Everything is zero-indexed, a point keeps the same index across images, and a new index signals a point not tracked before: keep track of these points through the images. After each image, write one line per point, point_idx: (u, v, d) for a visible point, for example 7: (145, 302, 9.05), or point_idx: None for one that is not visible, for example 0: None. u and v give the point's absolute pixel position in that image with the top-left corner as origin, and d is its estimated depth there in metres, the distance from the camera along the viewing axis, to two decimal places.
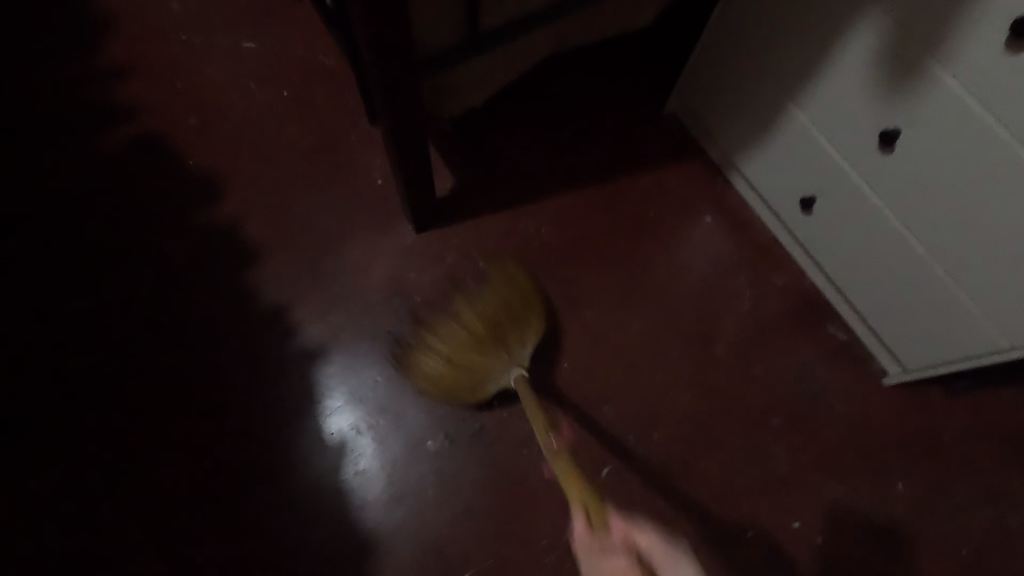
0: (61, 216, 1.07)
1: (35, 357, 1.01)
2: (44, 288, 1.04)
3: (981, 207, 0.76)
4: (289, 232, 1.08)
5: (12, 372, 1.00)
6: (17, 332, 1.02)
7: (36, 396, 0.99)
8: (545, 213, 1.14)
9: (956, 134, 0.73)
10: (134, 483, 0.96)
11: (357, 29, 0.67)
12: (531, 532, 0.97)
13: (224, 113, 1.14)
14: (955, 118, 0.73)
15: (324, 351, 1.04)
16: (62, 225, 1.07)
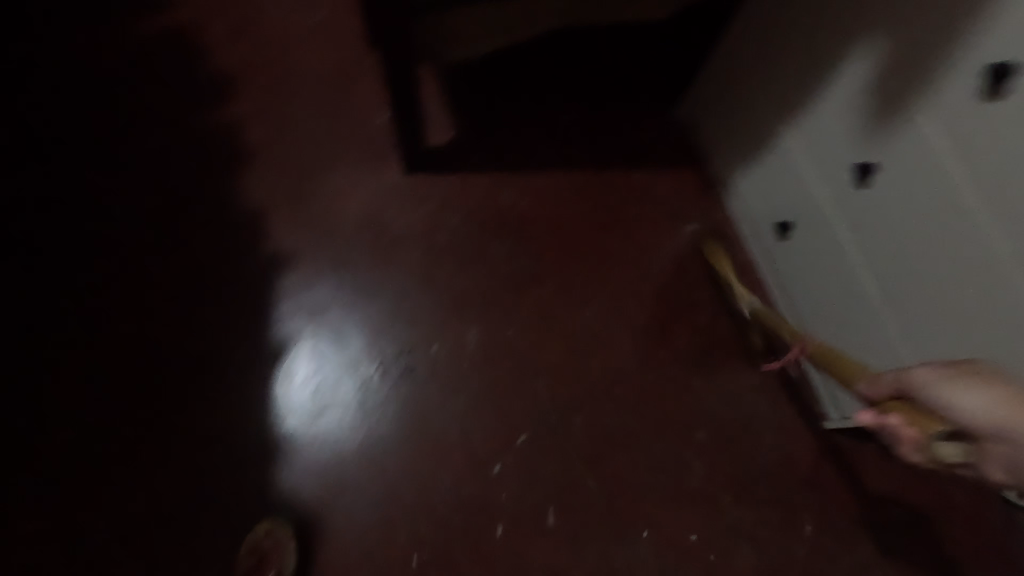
0: (82, 82, 1.14)
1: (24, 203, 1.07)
2: (48, 143, 1.10)
3: (933, 252, 0.76)
4: (284, 144, 1.12)
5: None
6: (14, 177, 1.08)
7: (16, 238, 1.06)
8: (532, 183, 1.15)
9: (919, 175, 0.74)
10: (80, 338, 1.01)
11: None
12: (436, 476, 0.99)
13: (254, 24, 1.19)
14: (921, 157, 0.74)
15: (289, 261, 1.07)
16: (80, 90, 1.13)
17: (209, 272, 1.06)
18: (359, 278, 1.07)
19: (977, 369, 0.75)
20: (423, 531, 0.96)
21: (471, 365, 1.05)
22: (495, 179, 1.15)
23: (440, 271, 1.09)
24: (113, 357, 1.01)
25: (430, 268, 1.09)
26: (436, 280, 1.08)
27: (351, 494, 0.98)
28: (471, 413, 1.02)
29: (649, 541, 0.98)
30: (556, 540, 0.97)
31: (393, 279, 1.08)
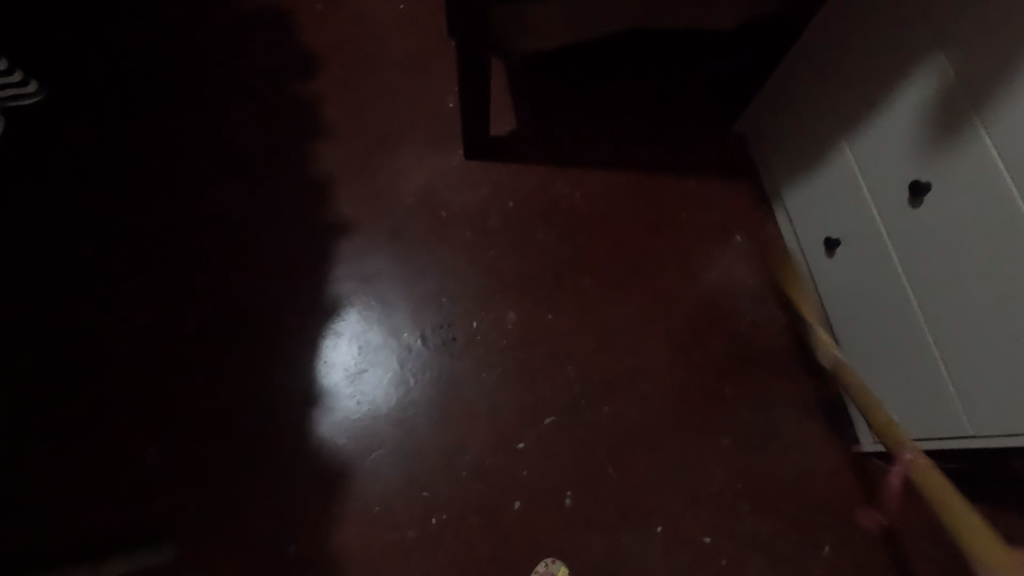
0: (182, 43, 1.24)
1: (110, 142, 1.14)
2: (141, 91, 1.19)
3: (979, 274, 0.76)
4: (358, 120, 1.20)
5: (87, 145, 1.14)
6: (104, 116, 1.16)
7: (94, 172, 1.12)
8: (584, 179, 1.19)
9: (971, 198, 0.75)
10: (140, 271, 1.06)
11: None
12: (461, 445, 1.02)
13: (344, 10, 1.29)
14: (974, 180, 0.74)
15: (348, 226, 1.13)
16: (179, 49, 1.23)
17: (273, 226, 1.11)
18: (412, 251, 1.13)
19: (1010, 397, 0.74)
20: (445, 496, 0.99)
21: (507, 344, 1.09)
22: (551, 171, 1.19)
23: (487, 252, 1.14)
24: (170, 292, 1.06)
25: (479, 248, 1.14)
26: (483, 261, 1.13)
27: (381, 454, 1.01)
28: (501, 390, 1.06)
29: (662, 537, 0.99)
30: (570, 523, 0.99)
31: (443, 255, 1.13)
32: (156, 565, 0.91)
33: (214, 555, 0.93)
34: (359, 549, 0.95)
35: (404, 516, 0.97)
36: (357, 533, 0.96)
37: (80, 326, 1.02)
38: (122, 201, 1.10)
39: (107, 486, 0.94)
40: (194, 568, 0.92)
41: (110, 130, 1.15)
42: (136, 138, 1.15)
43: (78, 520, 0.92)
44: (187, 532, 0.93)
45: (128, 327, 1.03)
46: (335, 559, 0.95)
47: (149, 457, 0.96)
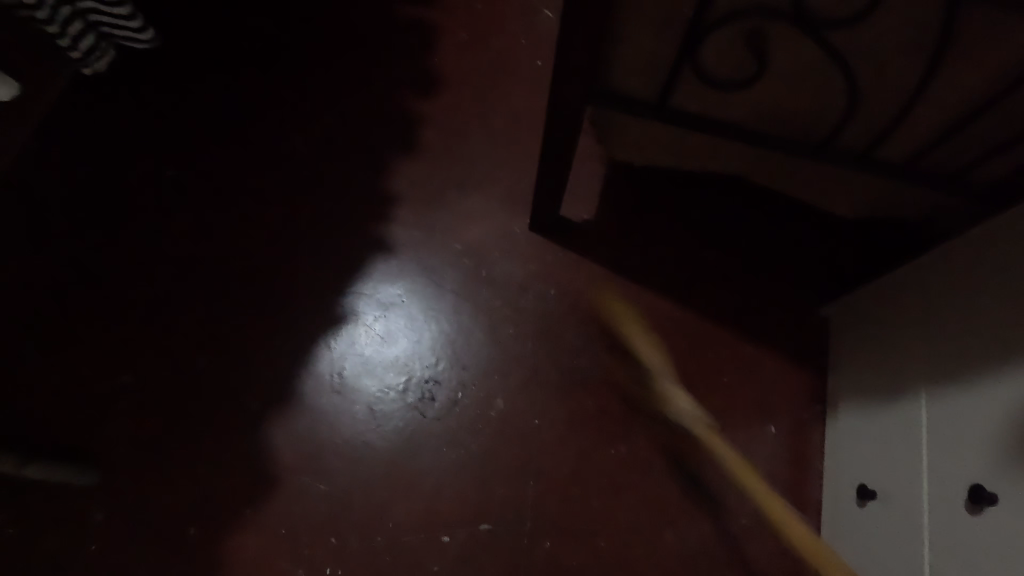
0: (328, 22, 1.29)
1: (225, 86, 1.20)
2: (273, 52, 1.24)
3: None
4: (449, 153, 1.21)
5: (205, 82, 1.20)
6: (232, 63, 1.22)
7: (199, 108, 1.18)
8: (637, 299, 1.11)
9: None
10: (194, 213, 1.11)
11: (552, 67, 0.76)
12: (390, 509, 0.97)
13: (485, 45, 1.30)
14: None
15: (392, 249, 1.13)
16: (322, 27, 1.28)
17: (327, 219, 1.13)
18: (437, 295, 1.10)
19: None
20: (349, 551, 0.94)
21: (484, 428, 1.02)
22: (607, 275, 1.12)
23: (507, 329, 1.08)
24: (210, 243, 1.10)
25: (500, 321, 1.09)
26: (498, 335, 1.08)
27: (313, 479, 0.98)
28: (455, 473, 0.99)
29: None
30: None
31: (463, 311, 1.09)
32: (76, 485, 0.94)
33: (130, 503, 0.94)
34: (250, 561, 0.93)
35: (305, 552, 0.94)
36: (255, 545, 0.94)
37: (121, 239, 1.08)
38: (209, 144, 1.16)
39: (76, 394, 0.99)
40: (105, 504, 0.94)
41: (229, 77, 1.21)
42: (247, 92, 1.21)
43: (33, 415, 0.97)
44: (116, 467, 0.96)
45: (159, 258, 1.08)
46: (224, 560, 0.93)
47: (123, 385, 1.00)
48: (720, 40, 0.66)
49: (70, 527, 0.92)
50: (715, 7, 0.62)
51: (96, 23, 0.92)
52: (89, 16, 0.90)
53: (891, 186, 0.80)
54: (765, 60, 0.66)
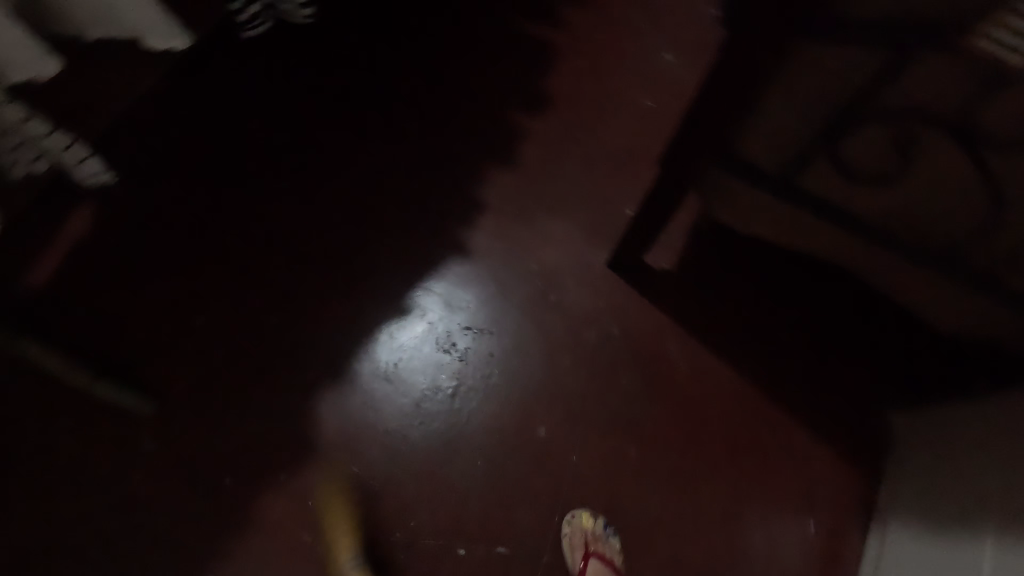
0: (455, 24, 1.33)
1: (348, 66, 1.25)
2: (398, 43, 1.29)
3: None
4: (543, 174, 1.22)
5: (332, 59, 1.25)
6: (359, 45, 1.27)
7: (320, 81, 1.23)
8: (699, 360, 1.09)
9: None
10: (294, 179, 1.16)
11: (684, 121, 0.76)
12: (414, 507, 0.98)
13: (600, 76, 1.31)
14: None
15: (469, 255, 1.15)
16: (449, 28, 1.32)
17: (414, 212, 1.16)
18: (503, 310, 1.11)
19: None
20: (369, 538, 0.96)
21: (521, 451, 1.02)
22: (674, 329, 1.11)
23: (563, 360, 1.08)
24: (303, 211, 1.14)
25: (557, 350, 1.09)
26: (554, 364, 1.08)
27: (349, 460, 1.00)
28: (485, 489, 1.00)
29: None
30: None
31: (524, 331, 1.10)
32: (132, 410, 0.98)
33: (176, 439, 0.98)
34: (275, 523, 0.96)
35: (327, 529, 0.96)
36: (281, 508, 0.97)
37: (223, 190, 1.14)
38: (322, 117, 1.21)
39: (150, 326, 1.04)
40: (153, 435, 0.98)
41: (354, 57, 1.26)
42: (367, 76, 1.25)
43: (107, 337, 1.02)
44: (172, 402, 1.00)
45: (254, 215, 1.13)
46: (250, 517, 0.96)
47: (195, 326, 1.05)
48: (867, 133, 0.64)
49: (118, 448, 0.97)
50: (872, 103, 0.62)
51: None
52: None
53: (1000, 315, 0.77)
54: (908, 163, 0.66)
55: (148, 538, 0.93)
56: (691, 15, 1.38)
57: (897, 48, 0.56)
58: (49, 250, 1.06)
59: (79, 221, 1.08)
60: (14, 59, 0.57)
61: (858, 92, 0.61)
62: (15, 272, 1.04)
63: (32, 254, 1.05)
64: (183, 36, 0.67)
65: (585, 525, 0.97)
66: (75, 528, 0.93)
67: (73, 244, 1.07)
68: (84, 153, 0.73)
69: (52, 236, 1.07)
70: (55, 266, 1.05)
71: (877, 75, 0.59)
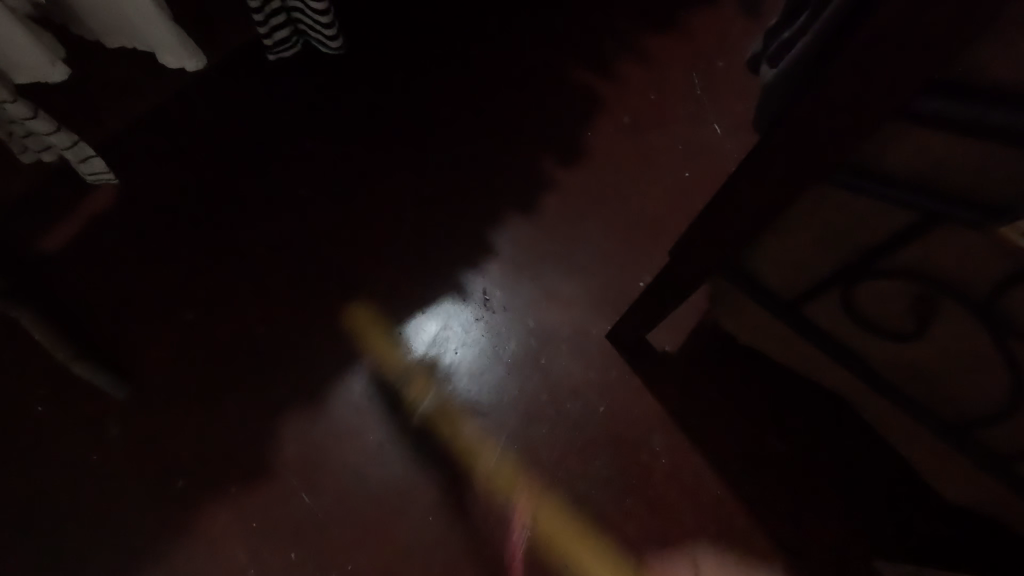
0: (503, 61, 1.31)
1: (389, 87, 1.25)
2: (443, 72, 1.28)
3: None
4: (561, 228, 1.18)
5: (374, 77, 1.26)
6: (404, 68, 1.27)
7: (358, 97, 1.24)
8: (683, 455, 1.02)
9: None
10: (312, 191, 1.17)
11: (695, 220, 0.71)
12: (356, 551, 0.95)
13: (641, 137, 1.27)
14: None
15: (468, 298, 1.12)
16: (497, 64, 1.31)
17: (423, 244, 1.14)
18: (489, 362, 1.08)
19: None
20: (303, 573, 0.93)
21: (476, 517, 0.97)
22: (664, 418, 1.05)
23: (540, 428, 1.03)
24: (314, 224, 1.14)
25: (536, 417, 1.04)
26: (530, 430, 1.03)
27: (302, 487, 0.98)
28: (431, 547, 0.96)
29: None
30: None
31: (507, 389, 1.06)
32: (108, 393, 1.00)
33: (140, 429, 0.99)
34: (216, 536, 0.94)
35: (264, 555, 0.94)
36: (224, 522, 0.95)
37: (242, 190, 1.15)
38: (354, 133, 1.21)
39: (142, 312, 1.06)
40: (120, 421, 0.99)
41: (396, 79, 1.26)
42: (405, 99, 1.25)
43: (100, 316, 1.04)
44: (148, 391, 1.01)
45: (266, 220, 1.14)
46: (193, 524, 0.95)
47: (185, 319, 1.06)
48: (881, 285, 0.60)
49: (85, 428, 0.98)
50: (889, 258, 0.57)
51: (297, 20, 0.95)
52: (292, 12, 0.93)
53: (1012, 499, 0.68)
54: (924, 326, 0.60)
55: (92, 523, 0.94)
56: (750, 88, 1.32)
57: (924, 212, 0.50)
58: (65, 221, 1.09)
59: (99, 197, 1.11)
60: (26, 63, 0.60)
61: (876, 244, 0.57)
62: (32, 235, 1.07)
63: (50, 222, 1.09)
64: (199, 58, 0.69)
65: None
66: (29, 498, 0.94)
67: (91, 218, 1.10)
68: (88, 151, 0.74)
69: (72, 207, 1.10)
70: (69, 237, 1.08)
71: (897, 233, 0.54)
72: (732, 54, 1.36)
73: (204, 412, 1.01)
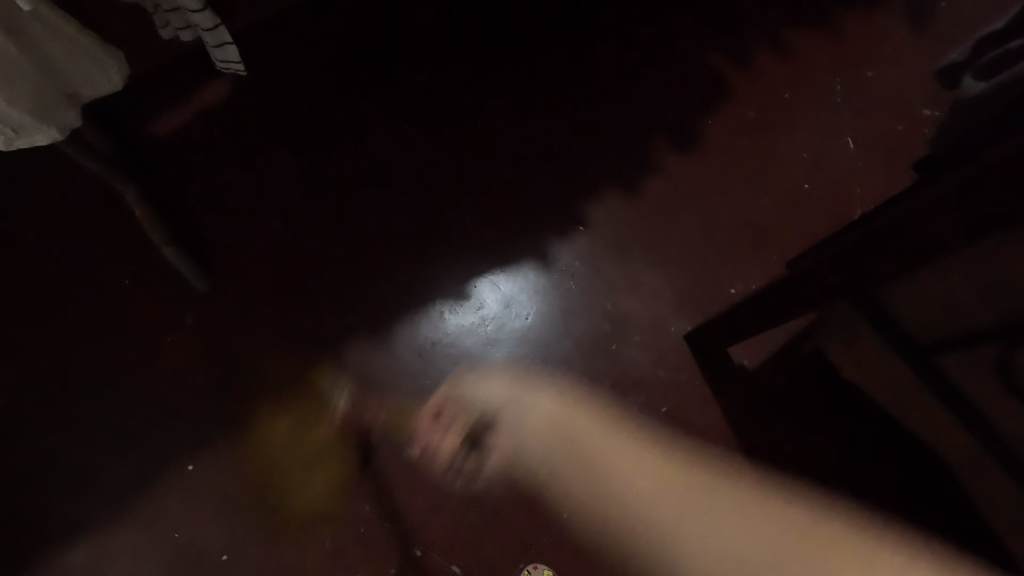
0: (635, 29, 1.23)
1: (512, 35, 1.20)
2: (570, 30, 1.22)
3: None
4: (660, 216, 1.12)
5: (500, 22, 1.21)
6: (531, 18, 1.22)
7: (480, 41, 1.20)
8: (739, 478, 0.97)
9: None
10: (416, 125, 1.14)
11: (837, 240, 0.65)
12: (392, 490, 0.95)
13: (765, 137, 1.18)
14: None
15: (550, 266, 1.08)
16: (627, 32, 1.23)
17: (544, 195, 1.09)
18: (558, 335, 1.04)
19: None
20: (338, 498, 0.94)
21: (513, 485, 0.96)
22: (727, 435, 0.99)
23: (595, 414, 1.00)
24: (412, 160, 1.12)
25: (595, 402, 1.00)
26: (584, 414, 1.00)
27: (351, 415, 0.98)
28: (465, 505, 0.95)
29: None
30: None
31: (572, 367, 1.02)
32: (190, 282, 1.02)
33: (213, 323, 1.01)
34: (264, 442, 0.96)
35: (305, 471, 0.95)
36: (274, 430, 0.97)
37: (349, 110, 1.14)
38: (469, 75, 1.18)
39: (235, 211, 1.07)
40: (197, 311, 1.02)
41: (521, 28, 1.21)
42: (525, 51, 1.20)
43: (195, 207, 1.06)
44: (226, 289, 1.03)
45: (366, 145, 1.12)
46: (245, 424, 0.97)
47: (272, 227, 1.07)
48: None
49: (164, 309, 1.01)
50: None
51: None
52: None
53: None
54: None
55: (155, 401, 0.97)
56: (897, 106, 1.20)
57: None
58: (180, 108, 1.11)
59: (214, 91, 1.12)
60: None
61: None
62: (147, 116, 1.10)
63: (165, 105, 1.10)
64: None
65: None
66: (104, 365, 0.98)
67: (203, 109, 1.11)
68: (226, 37, 0.73)
69: (188, 95, 1.12)
70: (180, 123, 1.10)
71: None
72: (885, 66, 1.23)
73: (274, 321, 1.02)
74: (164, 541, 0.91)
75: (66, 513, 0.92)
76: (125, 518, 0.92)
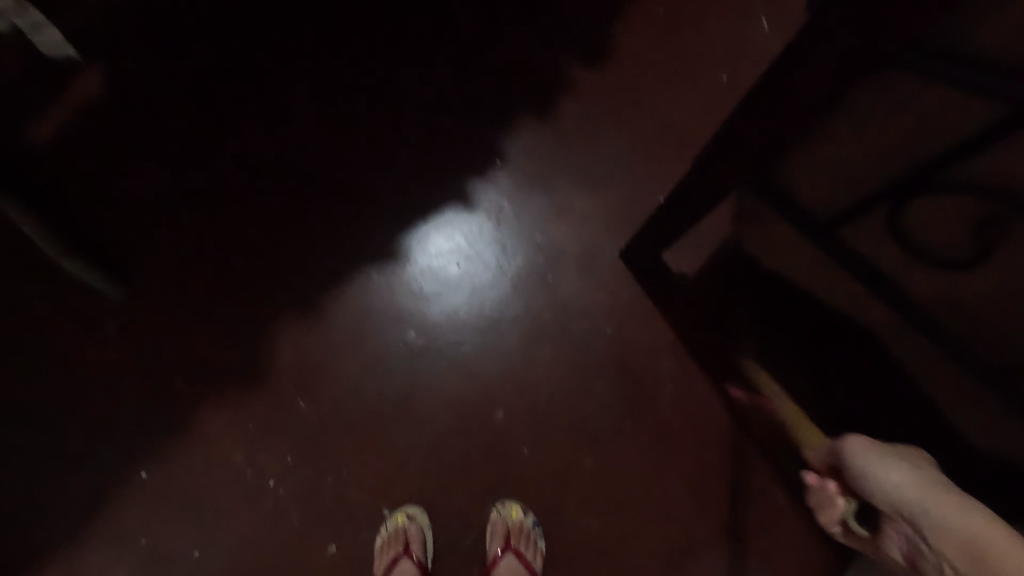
0: None
1: None
2: None
3: None
4: (580, 134, 1.08)
5: None
6: None
7: None
8: (689, 382, 0.98)
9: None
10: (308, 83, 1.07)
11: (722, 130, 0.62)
12: (352, 456, 0.95)
13: (677, 32, 1.12)
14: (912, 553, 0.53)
15: (473, 207, 1.05)
16: None
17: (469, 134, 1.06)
18: (494, 275, 1.02)
19: None
20: (299, 475, 0.94)
21: (471, 432, 0.96)
22: (674, 344, 0.99)
23: (541, 347, 0.99)
24: (311, 121, 1.06)
25: (540, 336, 0.99)
26: (530, 350, 0.99)
27: (297, 393, 0.97)
28: (428, 458, 0.95)
29: None
30: None
31: (512, 305, 1.01)
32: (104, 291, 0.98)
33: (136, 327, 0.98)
34: (214, 437, 0.95)
35: (261, 456, 0.95)
36: (221, 422, 0.96)
37: (234, 80, 1.06)
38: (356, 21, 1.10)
39: (134, 209, 1.01)
40: (118, 319, 0.98)
41: None
42: None
43: (91, 213, 1.00)
44: (143, 292, 0.99)
45: (260, 113, 1.06)
46: (190, 421, 0.95)
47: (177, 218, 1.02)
48: (939, 202, 0.52)
49: (84, 324, 0.97)
50: (955, 168, 0.48)
51: None
52: None
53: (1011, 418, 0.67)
54: (982, 251, 0.52)
55: (94, 416, 0.95)
56: None
57: (1010, 106, 0.41)
58: (51, 110, 1.03)
59: (84, 84, 1.04)
60: None
61: (939, 150, 0.48)
62: None
63: (33, 109, 1.02)
64: None
65: (511, 517, 0.91)
66: (32, 391, 0.95)
67: (75, 107, 1.03)
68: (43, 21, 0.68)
69: (56, 93, 1.03)
70: (55, 126, 1.03)
71: (969, 138, 0.45)
72: None
73: (199, 315, 0.99)
74: (132, 549, 0.91)
75: (26, 541, 0.91)
76: (88, 536, 0.92)
